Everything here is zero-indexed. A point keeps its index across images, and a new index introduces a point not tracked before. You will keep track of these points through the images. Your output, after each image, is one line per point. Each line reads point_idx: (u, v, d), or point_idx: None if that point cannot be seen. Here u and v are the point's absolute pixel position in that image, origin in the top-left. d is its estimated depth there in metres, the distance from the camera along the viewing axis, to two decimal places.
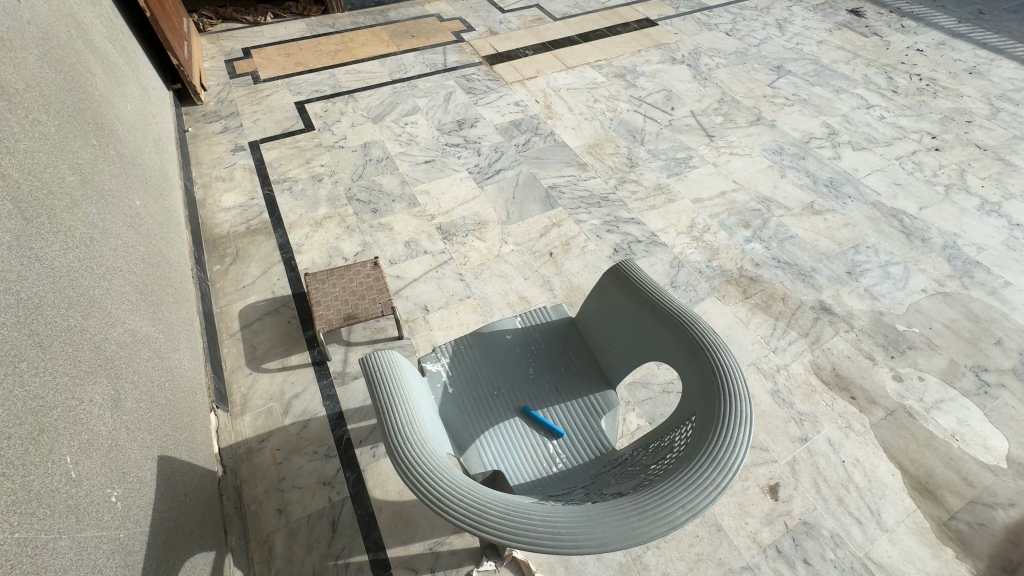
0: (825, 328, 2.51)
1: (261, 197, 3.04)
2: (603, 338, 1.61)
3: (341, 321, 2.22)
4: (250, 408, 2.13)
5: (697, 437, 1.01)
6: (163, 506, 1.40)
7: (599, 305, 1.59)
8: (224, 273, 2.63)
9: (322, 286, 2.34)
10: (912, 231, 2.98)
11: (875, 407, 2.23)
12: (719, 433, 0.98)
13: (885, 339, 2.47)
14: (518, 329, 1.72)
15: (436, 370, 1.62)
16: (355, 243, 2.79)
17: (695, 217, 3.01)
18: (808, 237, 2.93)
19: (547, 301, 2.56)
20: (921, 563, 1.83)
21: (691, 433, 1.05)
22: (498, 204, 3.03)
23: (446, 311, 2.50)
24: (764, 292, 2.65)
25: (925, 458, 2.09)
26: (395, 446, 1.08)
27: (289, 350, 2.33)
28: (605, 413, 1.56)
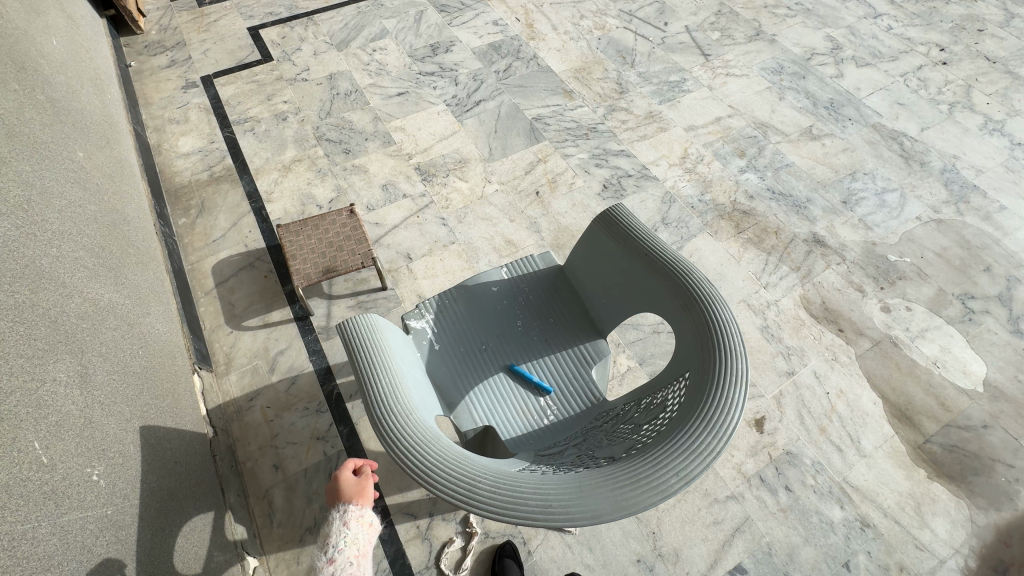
0: (818, 261, 2.47)
1: (221, 140, 2.80)
2: (592, 286, 1.54)
3: (320, 275, 2.12)
4: (235, 367, 2.08)
5: (691, 398, 0.98)
6: (152, 476, 1.38)
7: (589, 253, 1.51)
8: (190, 227, 2.48)
9: (297, 239, 2.21)
10: (912, 155, 2.87)
11: (862, 338, 2.25)
12: (715, 394, 0.95)
13: (876, 270, 2.45)
14: (504, 281, 1.65)
15: (420, 327, 1.56)
16: (328, 189, 2.61)
17: (689, 147, 2.85)
18: (804, 165, 2.81)
19: (534, 245, 2.47)
20: (894, 484, 1.93)
21: (685, 392, 1.02)
22: (479, 140, 2.84)
23: (430, 259, 2.40)
24: (757, 225, 2.58)
25: (907, 386, 2.14)
26: (379, 418, 1.04)
27: (269, 307, 2.24)
28: (595, 363, 1.54)
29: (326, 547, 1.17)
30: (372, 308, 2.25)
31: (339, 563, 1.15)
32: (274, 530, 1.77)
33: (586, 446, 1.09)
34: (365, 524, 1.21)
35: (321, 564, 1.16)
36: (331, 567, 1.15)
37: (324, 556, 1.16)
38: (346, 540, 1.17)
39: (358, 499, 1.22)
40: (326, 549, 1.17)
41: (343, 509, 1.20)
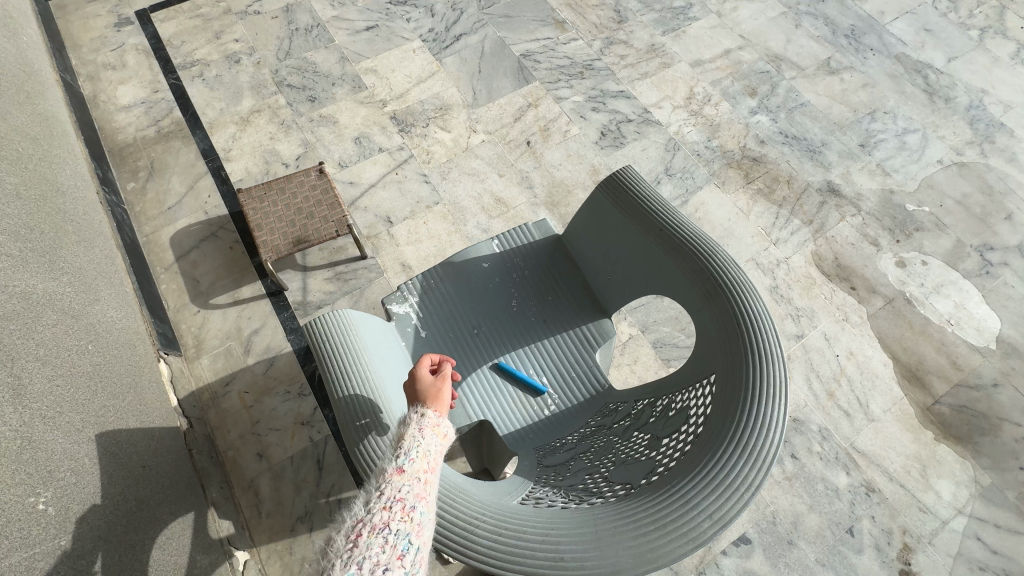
0: (832, 213, 2.29)
1: (167, 88, 2.45)
2: (596, 261, 1.37)
3: (290, 247, 1.91)
4: (207, 349, 1.92)
5: (720, 415, 0.83)
6: (116, 489, 1.26)
7: (592, 225, 1.32)
8: (141, 193, 2.21)
9: (261, 206, 1.98)
10: (936, 89, 2.62)
11: (874, 297, 2.14)
12: (750, 412, 0.81)
13: (892, 222, 2.29)
14: (496, 255, 1.46)
15: (403, 313, 1.39)
16: (294, 144, 2.33)
17: (695, 86, 2.57)
18: (821, 103, 2.56)
19: (526, 203, 2.25)
20: (901, 447, 1.89)
21: (711, 405, 0.88)
22: (461, 82, 2.52)
23: (413, 222, 2.18)
24: (768, 174, 2.37)
25: (918, 346, 2.05)
26: (355, 447, 0.94)
27: (238, 281, 2.04)
28: (599, 345, 1.40)
29: (395, 451, 0.79)
30: (352, 280, 2.06)
31: (412, 472, 0.76)
32: (263, 520, 1.68)
33: (596, 461, 0.97)
34: (443, 437, 0.85)
35: (384, 469, 0.76)
36: (399, 476, 0.75)
37: (390, 461, 0.77)
38: (420, 448, 0.80)
39: (438, 403, 0.88)
40: (393, 454, 0.78)
41: (421, 410, 0.85)
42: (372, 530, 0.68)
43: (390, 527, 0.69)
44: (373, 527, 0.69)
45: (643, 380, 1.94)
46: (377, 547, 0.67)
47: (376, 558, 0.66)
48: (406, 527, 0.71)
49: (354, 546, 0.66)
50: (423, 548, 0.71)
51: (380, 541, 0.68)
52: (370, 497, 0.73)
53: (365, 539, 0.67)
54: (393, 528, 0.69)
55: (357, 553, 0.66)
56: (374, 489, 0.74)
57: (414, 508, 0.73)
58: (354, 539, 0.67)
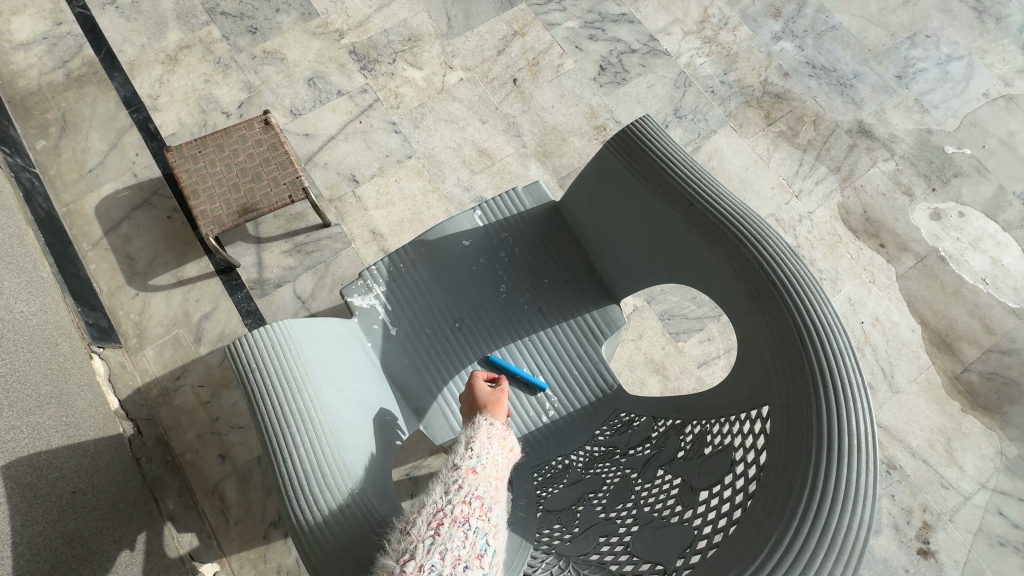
0: (861, 158, 2.02)
1: (72, 19, 2.01)
2: (603, 237, 1.11)
3: (237, 217, 1.61)
4: (151, 339, 1.67)
5: (782, 477, 0.62)
6: (36, 530, 1.05)
7: (598, 194, 1.05)
8: (55, 152, 1.85)
9: (198, 167, 1.65)
10: (987, 6, 2.25)
11: (905, 255, 1.91)
12: (826, 477, 0.60)
13: (928, 167, 2.02)
14: (479, 231, 1.19)
15: (368, 306, 1.13)
16: (235, 87, 1.94)
17: (709, 7, 2.18)
18: (855, 26, 2.19)
19: (514, 155, 1.93)
20: (926, 420, 1.74)
21: (767, 457, 0.66)
22: (433, 6, 2.10)
23: (382, 181, 1.87)
24: (791, 113, 2.06)
25: (949, 309, 1.86)
26: (300, 520, 0.69)
27: (181, 258, 1.75)
28: (606, 337, 1.16)
29: (468, 449, 0.80)
30: (314, 252, 1.78)
31: (487, 474, 0.77)
32: (232, 528, 1.51)
33: (613, 518, 0.77)
34: (509, 449, 0.85)
35: (460, 463, 0.78)
36: (476, 474, 0.76)
37: (465, 457, 0.78)
38: (491, 453, 0.81)
39: (499, 415, 0.90)
40: (468, 450, 0.79)
41: (490, 419, 0.85)
42: (453, 522, 0.70)
43: (470, 524, 0.70)
44: (454, 519, 0.70)
45: (650, 358, 1.74)
46: (458, 540, 0.68)
47: (457, 553, 0.67)
48: (484, 527, 0.71)
49: (437, 535, 0.68)
50: (499, 552, 0.71)
51: (461, 534, 0.69)
52: (449, 488, 0.74)
53: (447, 530, 0.69)
54: (472, 525, 0.70)
55: (440, 543, 0.67)
56: (452, 482, 0.75)
57: (491, 509, 0.74)
58: (436, 528, 0.69)
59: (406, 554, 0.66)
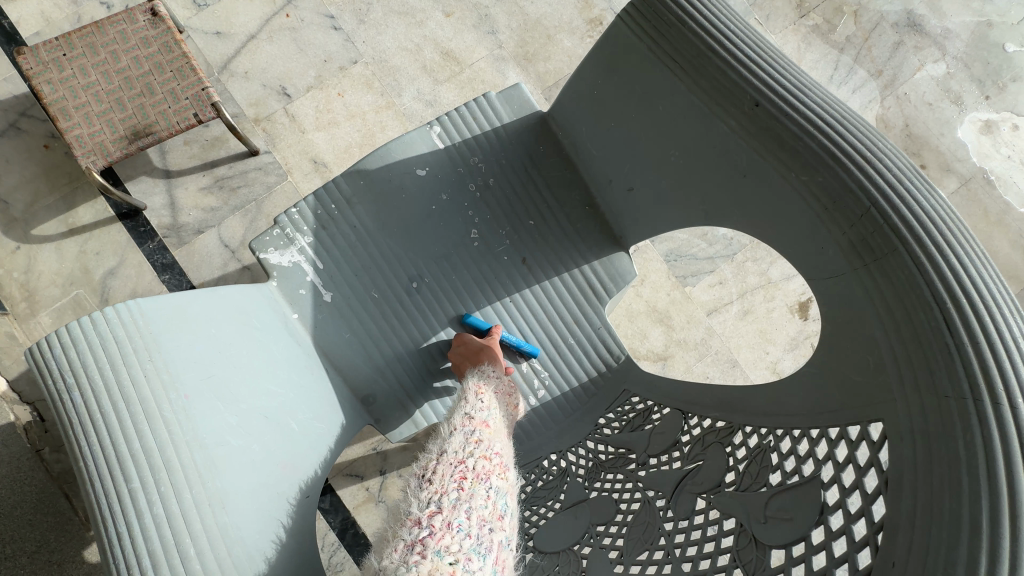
0: (908, 59, 1.67)
1: None
2: (612, 162, 0.79)
3: (127, 145, 1.24)
4: (44, 303, 1.34)
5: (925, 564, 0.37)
6: None
7: (606, 97, 0.73)
8: None
9: (63, 77, 1.23)
10: None
11: (947, 178, 1.64)
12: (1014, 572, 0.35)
13: (984, 70, 1.69)
14: (437, 156, 0.86)
15: (288, 264, 0.83)
16: None
17: None
18: None
19: (488, 59, 1.54)
20: None
21: (886, 518, 0.41)
22: None
23: (322, 94, 1.48)
24: (829, 2, 1.67)
25: (991, 240, 1.63)
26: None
27: (70, 199, 1.39)
28: (611, 295, 0.88)
29: (480, 400, 0.69)
30: (241, 188, 1.42)
31: (500, 430, 0.67)
32: None
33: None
34: (514, 408, 0.76)
35: (474, 413, 0.67)
36: (491, 427, 0.66)
37: (478, 409, 0.68)
38: (499, 408, 0.71)
39: (500, 362, 0.78)
40: (480, 401, 0.69)
41: (496, 368, 0.76)
42: (475, 478, 0.60)
43: (492, 482, 0.60)
44: (477, 475, 0.60)
45: (652, 306, 1.49)
46: (482, 498, 0.59)
47: (482, 513, 0.57)
48: (503, 487, 0.62)
49: (462, 490, 0.58)
50: (515, 515, 0.63)
51: (485, 492, 0.59)
52: (468, 439, 0.64)
53: (471, 487, 0.59)
54: (495, 483, 0.61)
55: (465, 500, 0.58)
56: (467, 434, 0.64)
57: (508, 467, 0.65)
58: (460, 483, 0.59)
59: (430, 507, 0.56)
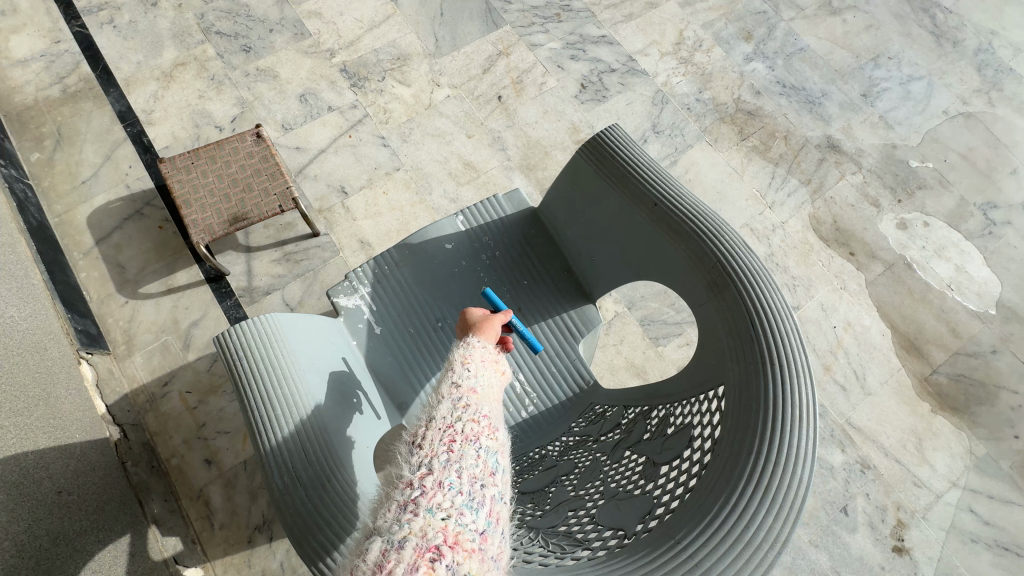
0: (831, 171, 2.11)
1: (70, 37, 2.07)
2: (578, 239, 1.17)
3: (227, 227, 1.66)
4: (139, 346, 1.69)
5: (729, 448, 0.67)
6: (20, 526, 1.06)
7: (572, 197, 1.11)
8: (49, 165, 1.89)
9: (189, 179, 1.69)
10: (944, 31, 2.39)
11: (874, 262, 2.00)
12: (770, 446, 0.64)
13: (894, 180, 2.12)
14: (460, 234, 1.24)
15: (353, 306, 1.17)
16: (228, 103, 2.01)
17: (684, 30, 2.29)
18: (822, 48, 2.31)
19: (499, 168, 2.00)
20: (898, 421, 1.80)
21: (720, 430, 0.71)
22: (421, 27, 2.20)
23: (371, 193, 1.93)
24: (763, 129, 2.16)
25: (918, 314, 1.94)
26: (283, 492, 0.77)
27: (171, 266, 1.79)
28: (583, 335, 1.21)
29: (466, 369, 0.82)
30: (303, 261, 1.82)
31: (485, 393, 0.81)
32: (217, 532, 1.53)
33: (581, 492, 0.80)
34: (501, 373, 0.88)
35: (461, 383, 0.80)
36: (476, 394, 0.79)
37: (465, 377, 0.81)
38: (484, 374, 0.84)
39: (488, 336, 0.91)
40: (466, 372, 0.81)
41: (481, 341, 0.88)
42: (464, 440, 0.73)
43: (480, 443, 0.74)
44: (465, 438, 0.73)
45: (630, 362, 1.79)
46: (472, 458, 0.72)
47: (473, 472, 0.71)
48: (492, 446, 0.75)
49: (452, 454, 0.71)
50: (507, 469, 0.76)
51: (474, 454, 0.72)
52: (456, 405, 0.77)
53: (460, 450, 0.72)
54: (482, 443, 0.74)
55: (455, 461, 0.71)
56: (456, 400, 0.78)
57: (496, 427, 0.78)
58: (450, 446, 0.72)
59: (422, 470, 0.70)
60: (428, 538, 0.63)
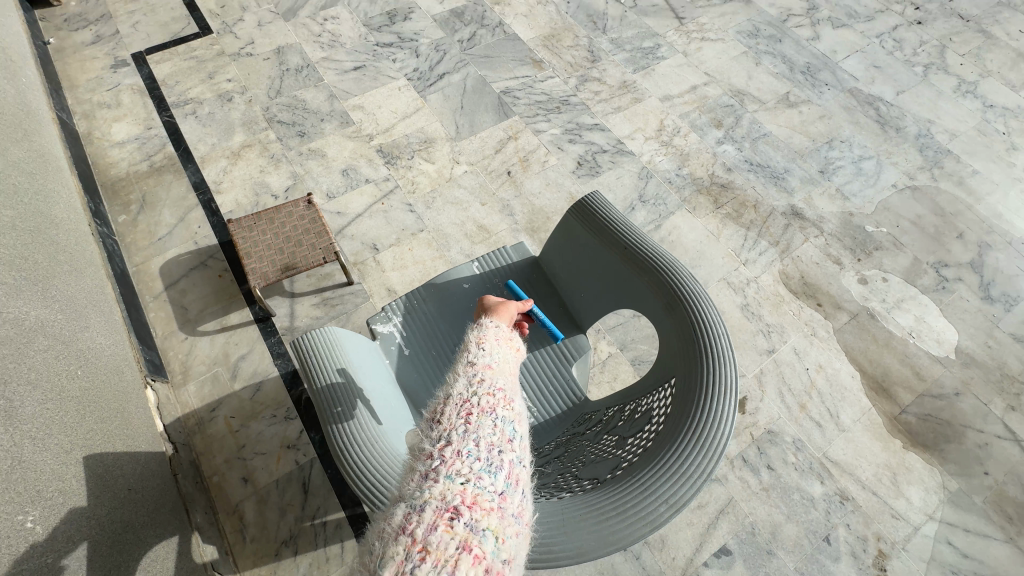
0: (796, 234, 2.43)
1: (160, 125, 2.54)
2: (568, 279, 1.45)
3: (278, 274, 1.97)
4: (193, 376, 1.95)
5: (677, 414, 0.92)
6: (101, 510, 1.30)
7: (564, 245, 1.41)
8: (133, 224, 2.27)
9: (250, 235, 2.04)
10: (888, 120, 2.81)
11: (840, 312, 2.25)
12: (702, 409, 0.89)
13: (853, 242, 2.43)
14: (475, 277, 1.54)
15: (387, 332, 1.45)
16: (283, 176, 2.42)
17: (665, 119, 2.73)
18: (782, 133, 2.72)
19: (508, 229, 2.35)
20: (872, 456, 1.96)
21: (671, 405, 0.96)
22: (445, 117, 2.66)
23: (399, 250, 2.27)
24: (735, 200, 2.51)
25: (883, 358, 2.16)
26: (343, 449, 1.02)
27: (227, 309, 2.09)
28: (576, 360, 1.46)
29: (481, 349, 0.94)
30: (338, 305, 2.12)
31: (499, 369, 0.92)
32: (247, 545, 1.69)
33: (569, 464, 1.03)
34: (513, 349, 1.01)
35: (477, 361, 0.91)
36: (491, 370, 0.91)
37: (480, 356, 0.93)
38: (498, 352, 0.96)
39: (502, 322, 1.06)
40: (481, 352, 0.93)
41: (495, 322, 1.02)
42: (481, 411, 0.82)
43: (497, 414, 0.83)
44: (482, 411, 0.82)
45: None
46: (488, 428, 0.81)
47: (490, 439, 0.79)
48: (508, 416, 0.84)
49: (469, 425, 0.80)
50: (523, 436, 0.85)
51: (490, 424, 0.81)
52: (472, 381, 0.87)
53: (477, 422, 0.81)
54: (498, 413, 0.83)
55: (472, 429, 0.79)
56: (472, 377, 0.88)
57: (510, 399, 0.87)
58: (467, 419, 0.81)
59: (442, 442, 0.77)
60: (448, 499, 0.70)
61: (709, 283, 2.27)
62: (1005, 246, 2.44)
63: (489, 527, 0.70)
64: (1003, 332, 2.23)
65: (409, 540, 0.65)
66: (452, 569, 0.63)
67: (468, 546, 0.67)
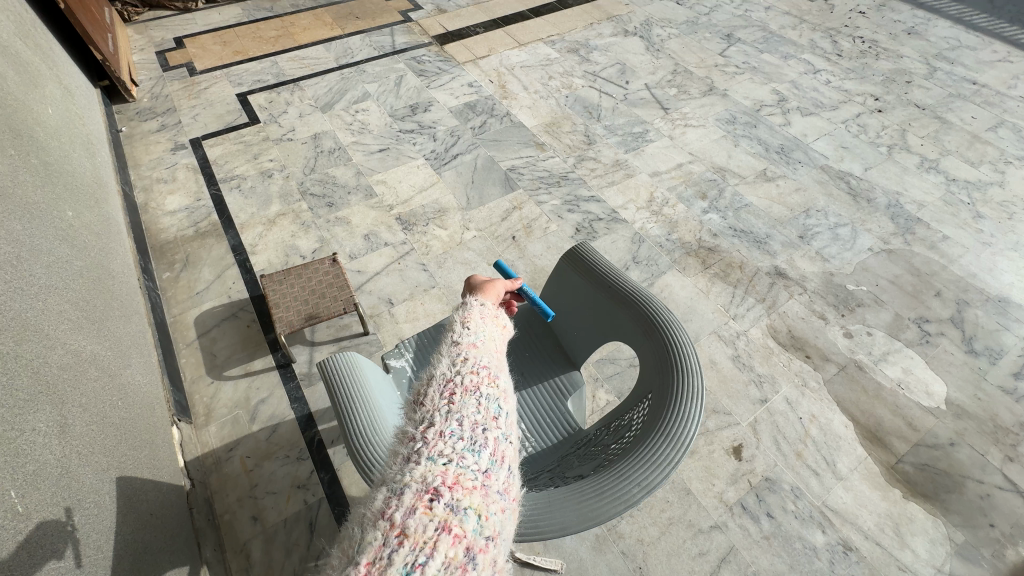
0: (781, 292, 2.61)
1: (208, 197, 2.89)
2: (563, 321, 1.62)
3: (302, 322, 2.16)
4: (215, 418, 2.08)
5: (651, 418, 1.05)
6: (127, 528, 1.39)
7: (557, 289, 1.59)
8: (175, 281, 2.52)
9: (280, 287, 2.27)
10: (859, 192, 3.09)
11: (828, 364, 2.36)
12: (671, 411, 1.02)
13: (836, 299, 2.59)
14: None
15: (399, 366, 1.61)
16: (312, 240, 2.70)
17: (654, 191, 3.04)
18: (762, 204, 3.00)
19: None
20: (873, 505, 1.97)
21: (647, 412, 1.09)
22: (457, 190, 2.99)
23: (412, 304, 2.47)
24: (722, 261, 2.72)
25: (875, 408, 2.22)
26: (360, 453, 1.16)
27: (251, 355, 2.27)
28: (570, 394, 1.58)
29: (467, 329, 1.05)
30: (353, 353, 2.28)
31: (484, 347, 1.02)
32: None
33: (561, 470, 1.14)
34: (499, 325, 1.12)
35: (462, 341, 1.01)
36: (476, 348, 1.00)
37: (466, 335, 1.03)
38: (483, 330, 1.06)
39: (486, 301, 1.15)
40: (467, 331, 1.04)
41: (480, 301, 1.13)
42: (465, 391, 0.91)
43: (481, 393, 0.92)
44: (465, 391, 0.91)
45: None
46: (472, 408, 0.89)
47: (474, 419, 0.87)
48: (492, 393, 0.93)
49: (452, 406, 0.88)
50: (507, 413, 0.93)
51: (474, 403, 0.89)
52: (456, 361, 0.97)
53: (461, 403, 0.89)
54: (481, 392, 0.92)
55: (455, 411, 0.87)
56: (456, 357, 0.98)
57: (494, 377, 0.96)
58: (450, 401, 0.89)
59: (425, 425, 0.85)
60: (427, 481, 0.75)
61: (700, 336, 2.42)
62: (983, 303, 2.58)
63: (471, 506, 0.75)
64: (992, 384, 2.30)
65: (388, 525, 0.69)
66: (430, 551, 0.68)
67: (447, 527, 0.72)
